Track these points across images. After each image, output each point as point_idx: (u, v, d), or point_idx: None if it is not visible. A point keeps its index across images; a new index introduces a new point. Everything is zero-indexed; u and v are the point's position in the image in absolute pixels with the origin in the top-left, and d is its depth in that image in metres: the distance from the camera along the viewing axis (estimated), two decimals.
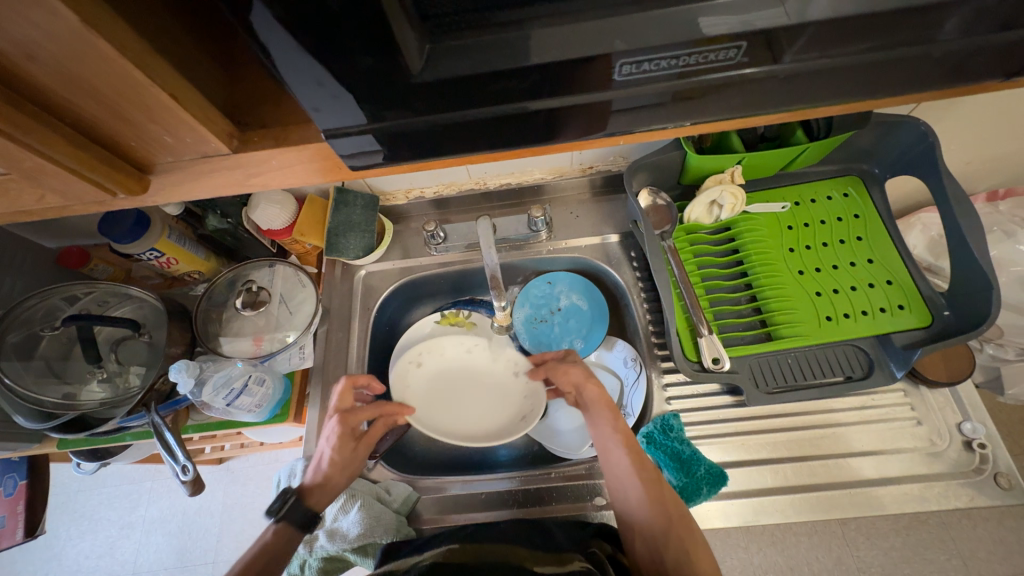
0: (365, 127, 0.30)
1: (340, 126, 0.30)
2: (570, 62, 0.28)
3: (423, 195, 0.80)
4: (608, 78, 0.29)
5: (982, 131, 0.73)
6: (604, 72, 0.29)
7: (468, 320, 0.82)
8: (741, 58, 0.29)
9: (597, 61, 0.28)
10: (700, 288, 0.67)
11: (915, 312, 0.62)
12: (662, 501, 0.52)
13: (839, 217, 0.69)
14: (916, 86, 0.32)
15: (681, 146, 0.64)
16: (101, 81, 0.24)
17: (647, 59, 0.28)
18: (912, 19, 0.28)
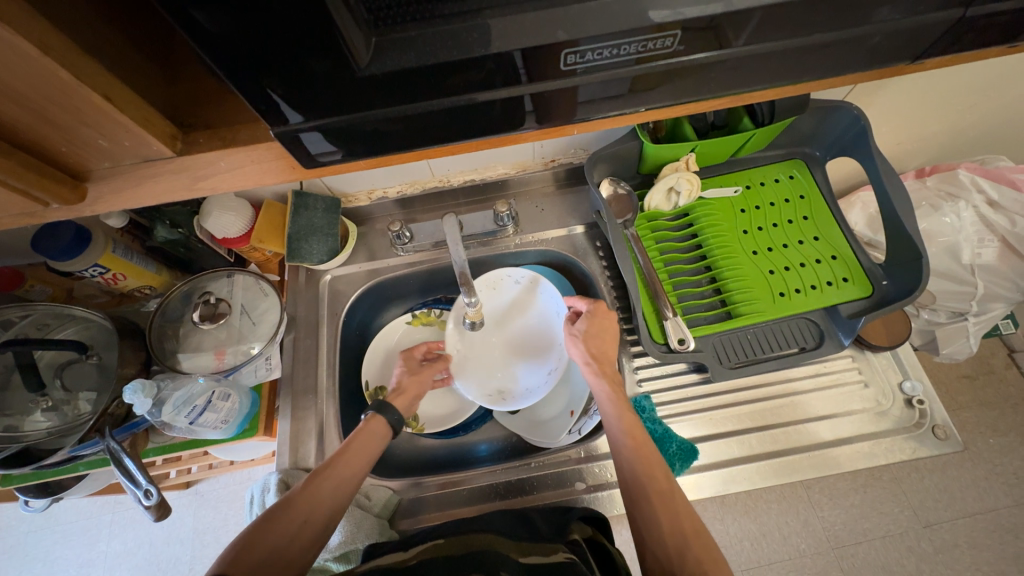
0: (316, 124, 0.30)
1: (290, 124, 0.29)
2: (518, 53, 0.28)
3: (386, 195, 0.79)
4: (556, 67, 0.30)
5: (908, 113, 0.79)
6: (552, 62, 0.29)
7: (440, 319, 0.82)
8: (678, 45, 0.30)
9: (545, 52, 0.29)
10: (663, 272, 0.69)
11: (857, 283, 0.67)
12: (670, 504, 0.50)
13: (786, 198, 0.73)
14: (842, 69, 0.35)
15: (637, 136, 0.66)
16: (23, 83, 0.22)
17: (591, 49, 0.29)
18: (831, 7, 0.30)
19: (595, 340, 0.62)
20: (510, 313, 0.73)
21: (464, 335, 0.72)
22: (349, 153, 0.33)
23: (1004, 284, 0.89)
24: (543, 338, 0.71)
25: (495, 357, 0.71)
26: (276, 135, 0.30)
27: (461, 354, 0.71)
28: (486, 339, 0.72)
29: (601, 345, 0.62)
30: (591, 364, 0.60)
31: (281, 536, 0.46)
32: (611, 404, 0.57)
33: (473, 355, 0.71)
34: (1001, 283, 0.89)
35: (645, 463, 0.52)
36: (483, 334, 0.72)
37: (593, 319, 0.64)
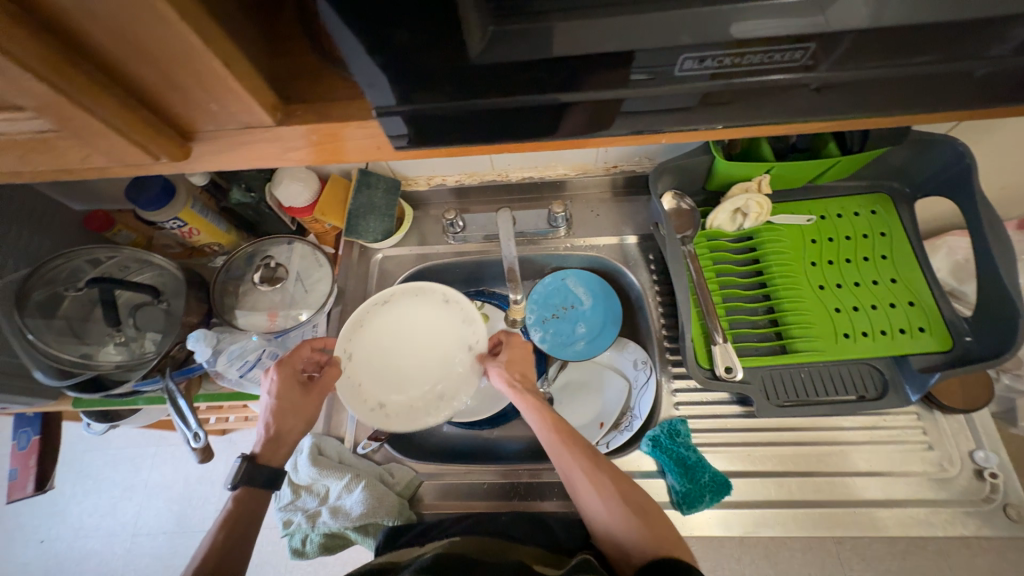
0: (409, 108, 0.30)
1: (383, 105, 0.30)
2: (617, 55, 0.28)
3: (444, 182, 0.80)
4: (669, 70, 0.29)
5: (1021, 156, 0.71)
6: (664, 66, 0.28)
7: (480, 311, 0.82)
8: (806, 60, 0.28)
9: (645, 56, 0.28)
10: (716, 294, 0.66)
11: (935, 335, 0.61)
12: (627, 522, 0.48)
13: (865, 234, 0.67)
14: (972, 100, 0.31)
15: (710, 151, 0.63)
16: (158, 44, 0.24)
17: (710, 55, 0.28)
18: (971, 34, 0.27)
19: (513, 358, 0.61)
20: (422, 328, 0.66)
21: (361, 338, 0.65)
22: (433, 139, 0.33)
23: None
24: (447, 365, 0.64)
25: (388, 368, 0.63)
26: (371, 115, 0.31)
27: (351, 357, 0.64)
28: (385, 348, 0.65)
29: (519, 363, 0.62)
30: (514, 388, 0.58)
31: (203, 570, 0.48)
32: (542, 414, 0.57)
33: (364, 362, 0.64)
34: None
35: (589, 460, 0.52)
36: (386, 341, 0.66)
37: (508, 345, 0.63)
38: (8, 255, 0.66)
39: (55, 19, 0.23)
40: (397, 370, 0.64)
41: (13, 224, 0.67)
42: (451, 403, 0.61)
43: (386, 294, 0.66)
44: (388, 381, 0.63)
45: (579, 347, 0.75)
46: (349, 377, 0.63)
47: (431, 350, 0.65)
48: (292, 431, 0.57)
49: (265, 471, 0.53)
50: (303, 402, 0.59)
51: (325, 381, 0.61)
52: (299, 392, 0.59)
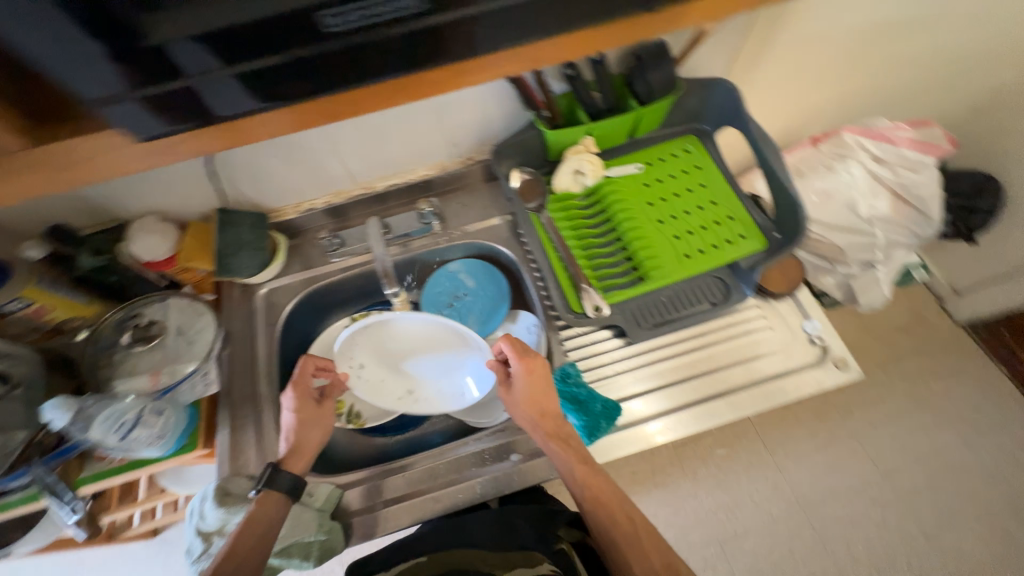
0: (229, 70, 0.34)
1: (205, 77, 0.34)
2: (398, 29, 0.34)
3: (314, 206, 0.82)
4: (322, 28, 0.32)
5: (788, 84, 0.88)
6: (318, 25, 0.32)
7: None
8: (422, 5, 0.33)
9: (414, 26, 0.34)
10: (578, 248, 0.74)
11: (753, 238, 0.73)
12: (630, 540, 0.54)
13: (684, 170, 0.79)
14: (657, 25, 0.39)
15: (536, 125, 0.72)
16: None
17: (341, 11, 0.32)
18: None
19: (538, 402, 0.61)
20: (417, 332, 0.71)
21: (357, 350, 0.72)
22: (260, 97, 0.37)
23: (895, 229, 1.00)
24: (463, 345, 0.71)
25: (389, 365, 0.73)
26: (188, 86, 0.34)
27: (359, 365, 0.72)
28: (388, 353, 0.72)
29: (544, 403, 0.61)
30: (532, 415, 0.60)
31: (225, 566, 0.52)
32: (577, 474, 0.57)
33: (378, 363, 0.73)
34: (894, 228, 1.00)
35: (612, 525, 0.55)
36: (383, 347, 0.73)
37: (521, 370, 0.62)
38: None
39: None
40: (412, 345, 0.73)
41: None
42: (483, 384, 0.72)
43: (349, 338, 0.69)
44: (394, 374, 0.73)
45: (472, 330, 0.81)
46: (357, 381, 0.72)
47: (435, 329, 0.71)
48: (313, 445, 0.63)
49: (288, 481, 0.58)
50: (319, 414, 0.64)
51: (332, 389, 0.67)
52: (313, 407, 0.64)
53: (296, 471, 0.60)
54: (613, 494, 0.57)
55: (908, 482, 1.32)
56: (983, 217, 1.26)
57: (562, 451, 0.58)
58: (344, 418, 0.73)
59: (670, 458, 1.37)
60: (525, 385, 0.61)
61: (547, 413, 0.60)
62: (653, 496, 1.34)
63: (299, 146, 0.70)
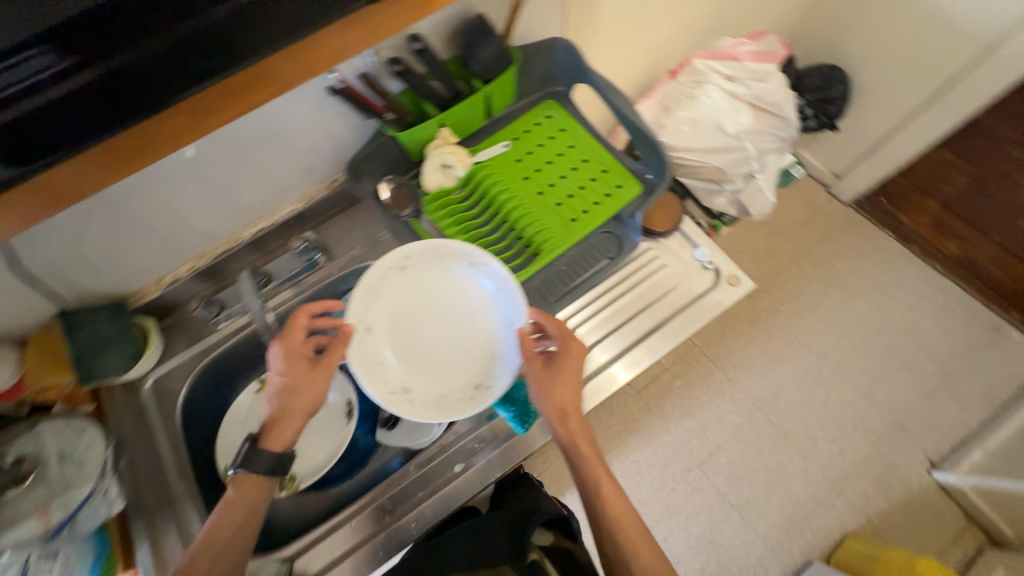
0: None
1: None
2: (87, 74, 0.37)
3: (178, 276, 0.74)
4: None
5: (630, 26, 0.89)
6: None
7: None
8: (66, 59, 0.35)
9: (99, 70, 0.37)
10: (467, 242, 0.72)
11: (630, 185, 0.74)
12: (634, 542, 0.58)
13: (551, 136, 0.79)
14: None
15: (386, 131, 0.68)
16: None
17: None
18: None
19: (568, 392, 0.61)
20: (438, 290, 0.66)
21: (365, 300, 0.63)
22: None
23: (762, 139, 1.06)
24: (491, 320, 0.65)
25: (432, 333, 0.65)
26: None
27: (368, 329, 0.63)
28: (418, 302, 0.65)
29: (573, 393, 0.61)
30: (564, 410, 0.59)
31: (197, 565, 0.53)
32: (595, 465, 0.61)
33: (386, 325, 0.65)
34: (761, 138, 1.06)
35: (620, 527, 0.59)
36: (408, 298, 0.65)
37: (563, 354, 0.61)
38: None
39: None
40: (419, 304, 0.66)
41: None
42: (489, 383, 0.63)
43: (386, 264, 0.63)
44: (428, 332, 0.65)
45: None
46: (364, 351, 0.63)
47: (456, 299, 0.65)
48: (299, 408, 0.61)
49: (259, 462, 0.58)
50: (311, 375, 0.61)
51: (331, 353, 0.61)
52: (304, 368, 0.61)
53: (273, 448, 0.59)
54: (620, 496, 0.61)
55: (838, 356, 1.46)
56: (838, 105, 1.37)
57: (580, 441, 0.62)
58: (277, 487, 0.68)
59: (635, 402, 1.42)
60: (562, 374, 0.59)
61: (576, 407, 0.60)
62: (631, 444, 1.39)
63: (128, 219, 0.62)
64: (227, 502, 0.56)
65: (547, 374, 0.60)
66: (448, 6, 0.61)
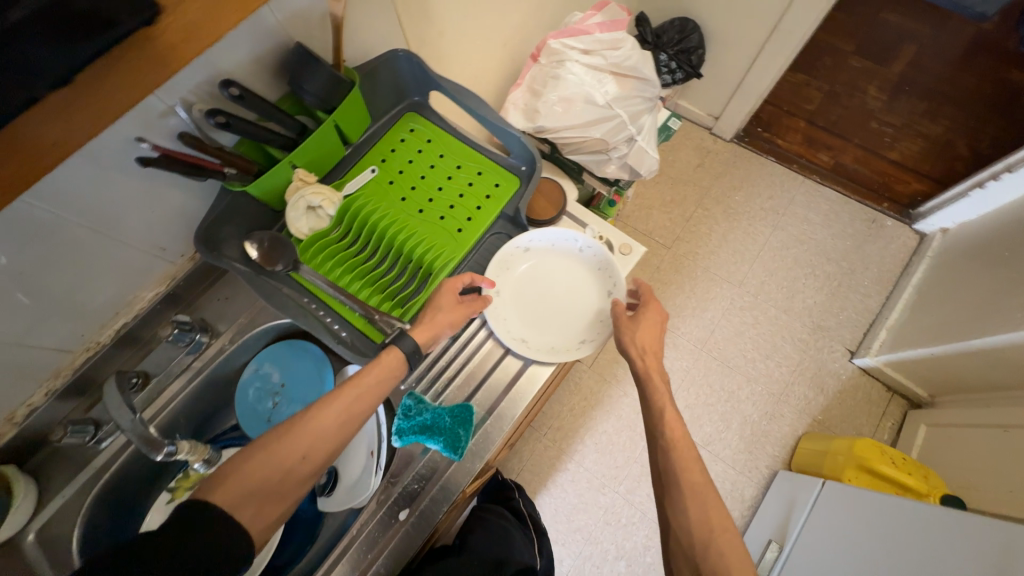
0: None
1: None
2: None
3: (32, 407, 0.62)
4: None
5: (475, 21, 0.87)
6: None
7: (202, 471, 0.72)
8: None
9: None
10: (357, 281, 0.69)
11: (506, 183, 0.74)
12: (692, 488, 0.57)
13: (419, 149, 0.76)
14: None
15: (232, 188, 0.61)
16: None
17: None
18: None
19: (648, 343, 0.67)
20: (542, 275, 0.73)
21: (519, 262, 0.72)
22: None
23: (631, 102, 1.09)
24: (584, 288, 0.73)
25: (542, 305, 0.71)
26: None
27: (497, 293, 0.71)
28: (549, 271, 0.73)
29: (648, 347, 0.67)
30: (643, 356, 0.66)
31: (238, 507, 0.50)
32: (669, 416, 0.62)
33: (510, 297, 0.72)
34: (630, 102, 1.08)
35: (682, 480, 0.58)
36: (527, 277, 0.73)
37: (644, 314, 0.69)
38: None
39: None
40: (557, 279, 0.73)
41: None
42: (597, 339, 0.69)
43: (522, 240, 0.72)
44: (536, 306, 0.71)
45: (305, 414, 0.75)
46: (493, 313, 0.70)
47: (558, 269, 0.73)
48: (443, 321, 0.62)
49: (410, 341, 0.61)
50: (453, 310, 0.65)
51: (477, 302, 0.67)
52: (453, 301, 0.65)
53: (419, 339, 0.62)
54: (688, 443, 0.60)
55: (755, 281, 1.57)
56: (697, 53, 1.44)
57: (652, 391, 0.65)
58: None
59: (589, 375, 1.45)
60: (639, 324, 0.68)
61: (655, 359, 0.66)
62: (596, 417, 1.41)
63: None
64: (304, 424, 0.55)
65: (633, 325, 0.68)
66: (257, 43, 0.56)
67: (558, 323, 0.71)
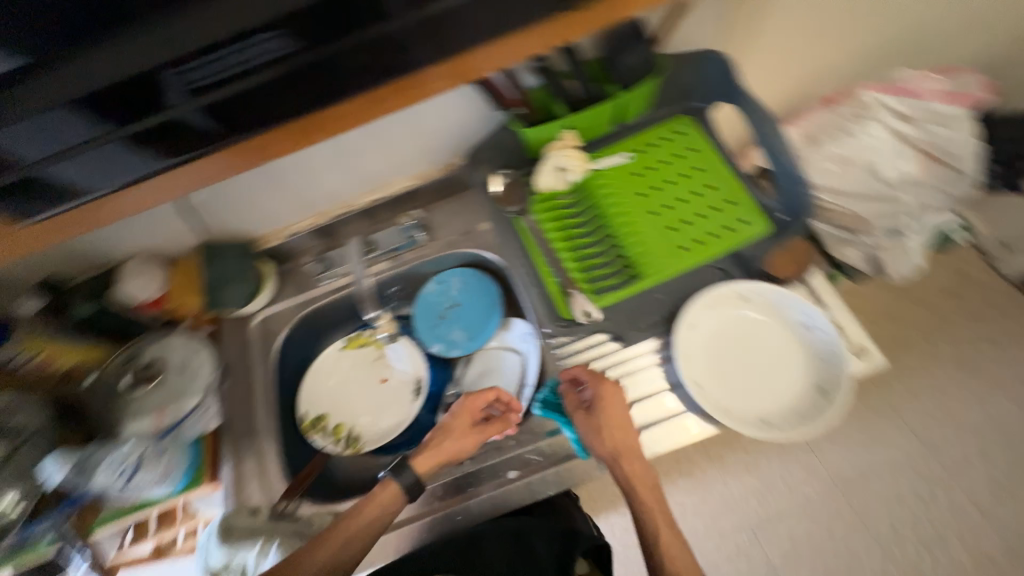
0: (197, 103, 0.42)
1: (109, 119, 0.41)
2: (302, 60, 0.42)
3: (300, 229, 0.81)
4: (181, 79, 0.41)
5: (794, 45, 0.79)
6: (176, 81, 0.41)
7: (373, 339, 0.80)
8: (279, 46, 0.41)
9: (312, 59, 0.42)
10: (566, 250, 0.69)
11: (755, 222, 0.67)
12: None
13: (678, 155, 0.73)
14: None
15: (511, 126, 0.68)
16: None
17: (192, 68, 0.40)
18: None
19: (626, 446, 0.58)
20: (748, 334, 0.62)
21: (728, 308, 0.63)
22: (191, 141, 0.44)
23: (925, 193, 0.91)
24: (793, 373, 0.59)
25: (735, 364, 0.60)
26: (169, 118, 0.42)
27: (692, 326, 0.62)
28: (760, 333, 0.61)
29: (622, 448, 0.58)
30: (620, 459, 0.58)
31: None
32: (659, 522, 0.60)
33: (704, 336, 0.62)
34: (924, 191, 0.91)
35: None
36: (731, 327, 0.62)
37: (598, 407, 0.59)
38: None
39: None
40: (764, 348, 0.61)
41: None
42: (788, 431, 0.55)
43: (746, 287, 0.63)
44: (728, 361, 0.60)
45: (458, 338, 0.78)
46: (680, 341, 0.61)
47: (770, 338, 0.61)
48: (451, 449, 0.63)
49: (410, 475, 0.61)
50: (594, 422, 0.58)
51: (611, 403, 0.59)
52: (586, 414, 0.59)
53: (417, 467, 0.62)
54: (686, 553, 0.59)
55: None
56: None
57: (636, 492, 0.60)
58: (343, 443, 0.73)
59: None
60: (598, 427, 0.58)
61: (635, 456, 0.59)
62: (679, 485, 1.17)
63: (278, 170, 0.70)
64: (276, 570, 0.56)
65: (597, 426, 0.58)
66: None
67: (744, 390, 0.58)
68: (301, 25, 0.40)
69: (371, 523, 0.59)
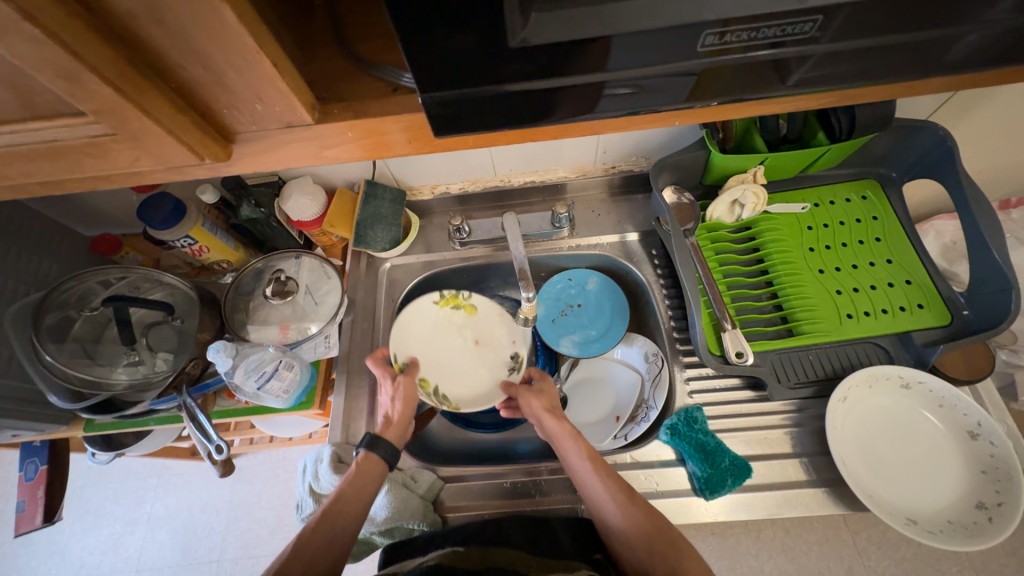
0: (605, 77, 0.29)
1: (499, 64, 0.27)
2: (818, 48, 0.29)
3: (448, 191, 0.82)
4: (689, 48, 0.27)
5: (1004, 141, 0.74)
6: (686, 44, 0.27)
7: (468, 302, 0.75)
8: (814, 33, 0.28)
9: (829, 49, 0.29)
10: (721, 284, 0.68)
11: (934, 311, 0.63)
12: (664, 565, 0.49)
13: (857, 218, 0.70)
14: (967, 66, 0.31)
15: (704, 146, 0.66)
16: (201, 36, 0.23)
17: (733, 31, 0.27)
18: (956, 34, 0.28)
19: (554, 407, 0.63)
20: (902, 421, 0.59)
21: (890, 392, 0.60)
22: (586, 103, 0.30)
23: None
24: (945, 475, 0.56)
25: (881, 448, 0.58)
26: (573, 86, 0.29)
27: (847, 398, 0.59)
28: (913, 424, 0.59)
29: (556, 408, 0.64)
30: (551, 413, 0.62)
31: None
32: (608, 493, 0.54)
33: (856, 411, 0.59)
34: None
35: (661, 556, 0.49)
36: (885, 410, 0.60)
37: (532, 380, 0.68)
38: (19, 280, 0.66)
39: (120, 28, 0.22)
40: (915, 439, 0.59)
41: (23, 249, 0.67)
42: (933, 535, 0.53)
43: (919, 376, 0.59)
44: (874, 443, 0.58)
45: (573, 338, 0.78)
46: (834, 412, 0.58)
47: (925, 432, 0.59)
48: (405, 413, 0.62)
49: (386, 449, 0.59)
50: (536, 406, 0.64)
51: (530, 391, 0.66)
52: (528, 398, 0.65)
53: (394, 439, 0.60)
54: (643, 506, 0.53)
55: None
56: None
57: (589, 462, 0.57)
58: (436, 399, 0.69)
59: None
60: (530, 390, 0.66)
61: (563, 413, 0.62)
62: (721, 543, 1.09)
63: None
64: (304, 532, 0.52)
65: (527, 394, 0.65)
66: None
67: (888, 476, 0.57)
68: (872, 9, 0.27)
69: (349, 506, 0.55)
